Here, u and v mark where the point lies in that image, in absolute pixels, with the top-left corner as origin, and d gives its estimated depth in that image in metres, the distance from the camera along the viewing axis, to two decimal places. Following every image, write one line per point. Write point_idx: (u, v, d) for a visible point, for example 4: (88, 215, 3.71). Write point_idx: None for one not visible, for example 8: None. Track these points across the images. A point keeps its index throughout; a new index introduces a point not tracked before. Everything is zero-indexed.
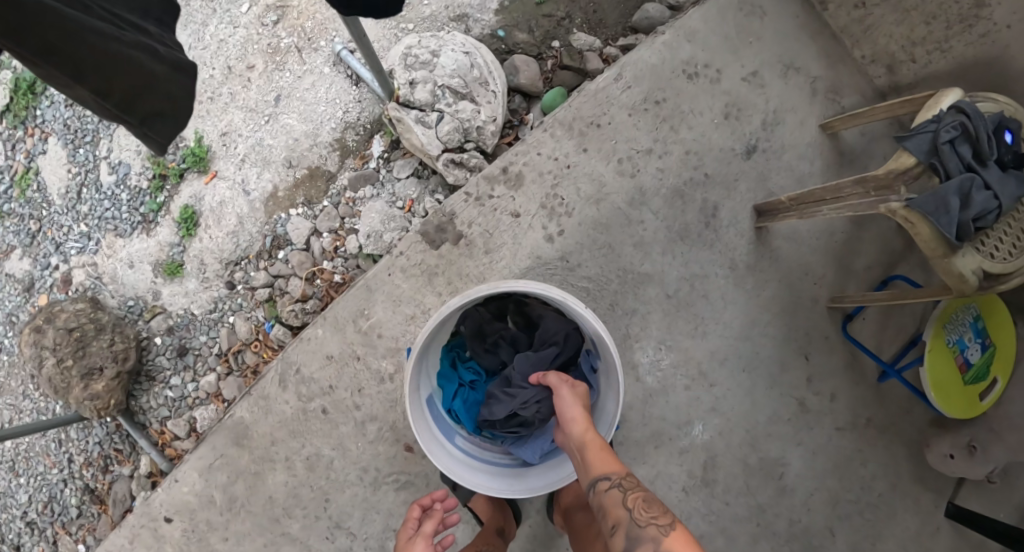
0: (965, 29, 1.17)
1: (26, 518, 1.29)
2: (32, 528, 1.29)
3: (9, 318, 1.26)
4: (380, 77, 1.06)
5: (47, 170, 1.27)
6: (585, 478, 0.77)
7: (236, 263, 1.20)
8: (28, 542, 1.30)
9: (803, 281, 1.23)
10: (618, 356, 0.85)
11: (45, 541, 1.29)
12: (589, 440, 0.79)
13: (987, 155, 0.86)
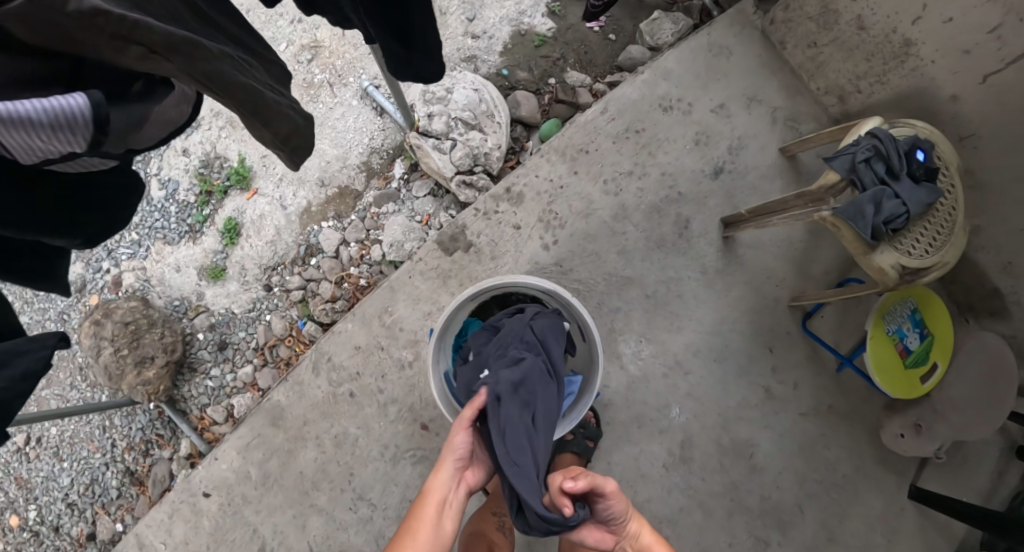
0: (898, 65, 1.33)
1: (68, 499, 1.38)
2: (73, 510, 1.38)
3: (60, 316, 1.40)
4: (405, 111, 1.28)
5: None
6: None
7: (274, 268, 1.39)
8: (67, 522, 1.37)
9: (766, 284, 1.41)
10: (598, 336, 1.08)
11: (83, 521, 1.37)
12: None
13: (897, 171, 1.05)
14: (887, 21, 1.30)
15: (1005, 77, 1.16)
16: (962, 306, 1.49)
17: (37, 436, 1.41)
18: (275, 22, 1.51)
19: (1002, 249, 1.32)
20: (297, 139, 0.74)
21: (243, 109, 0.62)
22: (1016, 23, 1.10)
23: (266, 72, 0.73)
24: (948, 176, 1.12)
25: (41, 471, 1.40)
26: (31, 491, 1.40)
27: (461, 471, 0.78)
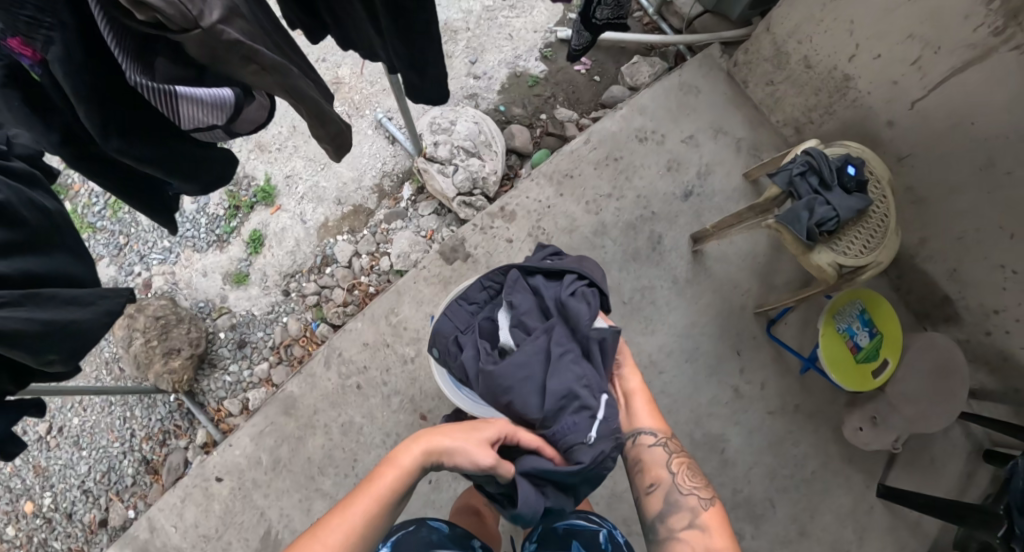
0: (842, 96, 1.47)
1: (83, 486, 1.42)
2: (87, 496, 1.42)
3: None
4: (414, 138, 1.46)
5: None
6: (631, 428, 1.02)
7: (293, 275, 1.54)
8: (81, 509, 1.41)
9: (732, 292, 1.55)
10: None
11: (96, 508, 1.41)
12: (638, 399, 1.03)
13: (829, 181, 1.22)
14: (828, 59, 1.44)
15: (929, 102, 1.31)
16: (921, 314, 1.58)
17: (59, 425, 1.47)
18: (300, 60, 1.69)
19: (946, 257, 1.44)
20: (343, 140, 0.94)
21: (310, 113, 0.84)
22: (931, 56, 1.26)
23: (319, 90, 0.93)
24: (880, 188, 1.27)
25: (60, 459, 1.44)
26: (49, 478, 1.44)
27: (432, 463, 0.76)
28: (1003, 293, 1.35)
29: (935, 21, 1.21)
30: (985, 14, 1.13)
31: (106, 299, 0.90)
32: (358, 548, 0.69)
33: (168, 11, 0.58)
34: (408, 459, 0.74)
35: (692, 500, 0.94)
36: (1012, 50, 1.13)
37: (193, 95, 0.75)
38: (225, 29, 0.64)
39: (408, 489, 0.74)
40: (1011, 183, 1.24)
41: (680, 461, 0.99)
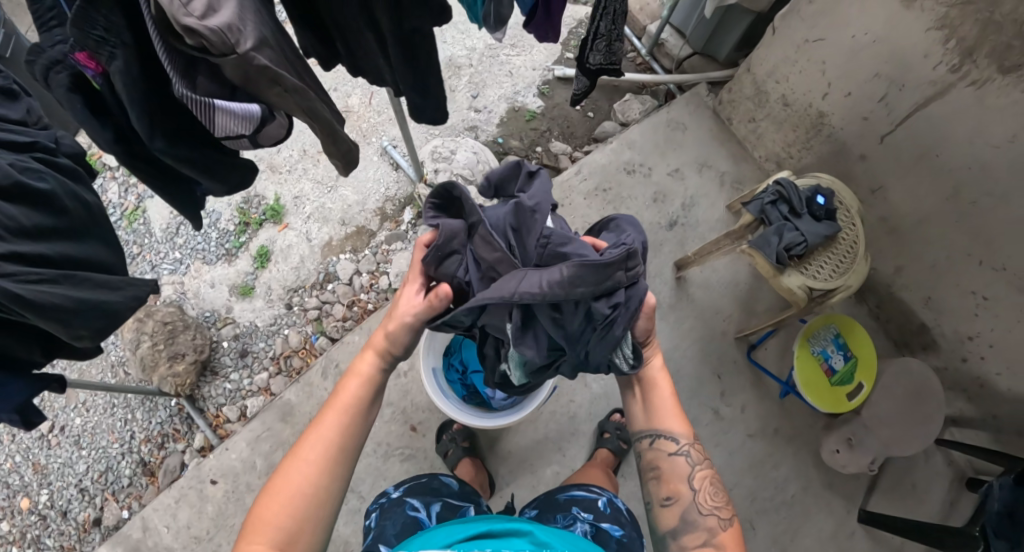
0: (818, 133, 1.55)
1: (80, 485, 1.46)
2: (83, 495, 1.45)
3: None
4: (415, 164, 1.52)
5: (152, 210, 1.62)
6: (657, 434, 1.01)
7: (296, 290, 1.59)
8: (76, 507, 1.44)
9: (714, 318, 1.61)
10: None
11: (91, 508, 1.45)
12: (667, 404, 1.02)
13: (798, 209, 1.29)
14: (804, 97, 1.52)
15: (897, 136, 1.39)
16: (900, 342, 1.62)
17: (61, 424, 1.50)
18: None
19: (921, 285, 1.49)
20: (351, 155, 1.01)
21: (323, 133, 0.93)
22: (897, 92, 1.34)
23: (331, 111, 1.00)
24: (849, 217, 1.35)
25: (59, 457, 1.47)
26: (46, 476, 1.47)
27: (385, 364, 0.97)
28: (976, 320, 1.40)
29: (899, 60, 1.30)
30: (942, 54, 1.23)
31: (130, 287, 1.01)
32: (345, 441, 0.88)
33: (210, 36, 0.71)
34: (366, 366, 0.94)
35: (711, 520, 0.94)
36: (969, 85, 1.22)
37: (227, 109, 0.83)
38: (256, 56, 0.77)
39: (373, 385, 0.94)
40: (977, 212, 1.31)
41: (705, 476, 0.98)
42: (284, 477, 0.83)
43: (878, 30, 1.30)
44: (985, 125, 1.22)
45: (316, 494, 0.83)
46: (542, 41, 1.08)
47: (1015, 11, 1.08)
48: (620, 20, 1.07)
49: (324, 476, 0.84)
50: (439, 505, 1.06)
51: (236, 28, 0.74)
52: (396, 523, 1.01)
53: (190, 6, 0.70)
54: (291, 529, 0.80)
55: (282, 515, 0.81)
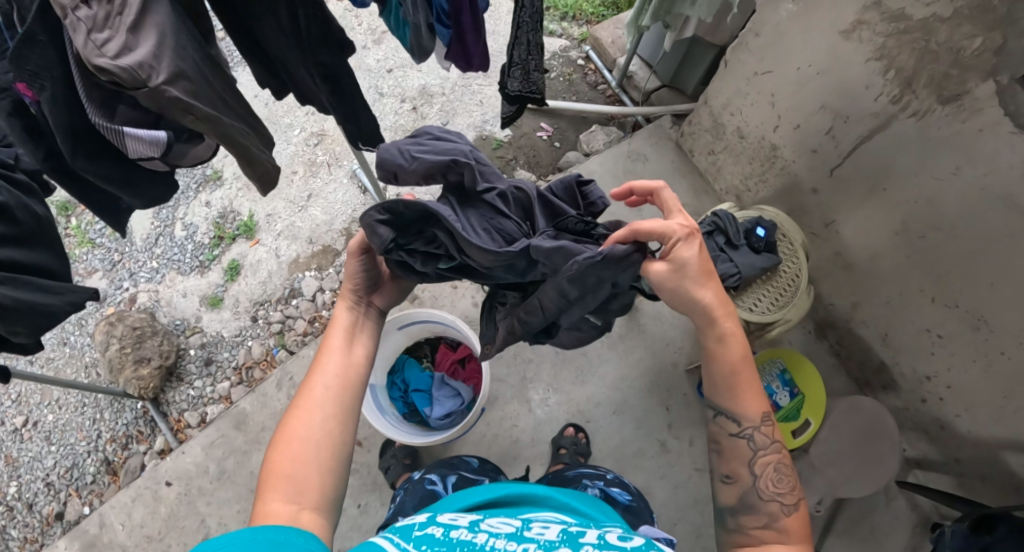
0: (772, 166, 1.54)
1: (47, 479, 1.55)
2: (49, 489, 1.54)
3: (79, 321, 1.64)
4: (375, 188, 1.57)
5: (135, 221, 1.73)
6: (732, 410, 0.92)
7: (262, 303, 1.66)
8: (41, 500, 1.54)
9: (665, 349, 1.59)
10: (485, 366, 1.37)
11: (55, 502, 1.53)
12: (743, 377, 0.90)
13: (734, 241, 1.30)
14: (757, 130, 1.51)
15: (845, 168, 1.37)
16: (861, 380, 1.57)
17: (34, 420, 1.61)
18: (290, 114, 1.83)
19: (877, 322, 1.44)
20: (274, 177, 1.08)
21: (238, 155, 1.01)
22: (843, 124, 1.33)
23: (259, 139, 1.08)
24: (791, 248, 1.33)
25: (30, 451, 1.58)
26: (17, 468, 1.57)
27: (361, 314, 1.01)
28: (932, 358, 1.34)
29: (843, 93, 1.30)
30: (883, 85, 1.22)
31: (72, 293, 1.10)
32: (337, 386, 0.91)
33: (121, 74, 0.78)
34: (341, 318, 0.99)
35: (772, 506, 0.88)
36: (910, 117, 1.21)
37: (136, 134, 0.90)
38: (169, 89, 0.84)
39: (354, 333, 0.99)
40: (926, 246, 1.27)
41: (771, 461, 0.91)
42: (286, 429, 0.86)
43: (821, 62, 1.30)
44: (930, 156, 1.21)
45: (319, 438, 0.86)
46: (468, 71, 1.15)
47: (950, 39, 1.08)
48: (536, 53, 1.21)
49: (322, 419, 0.87)
50: (454, 476, 1.27)
51: (148, 64, 0.81)
52: (416, 496, 1.21)
53: (103, 48, 0.77)
54: (302, 472, 0.82)
55: (291, 461, 0.83)
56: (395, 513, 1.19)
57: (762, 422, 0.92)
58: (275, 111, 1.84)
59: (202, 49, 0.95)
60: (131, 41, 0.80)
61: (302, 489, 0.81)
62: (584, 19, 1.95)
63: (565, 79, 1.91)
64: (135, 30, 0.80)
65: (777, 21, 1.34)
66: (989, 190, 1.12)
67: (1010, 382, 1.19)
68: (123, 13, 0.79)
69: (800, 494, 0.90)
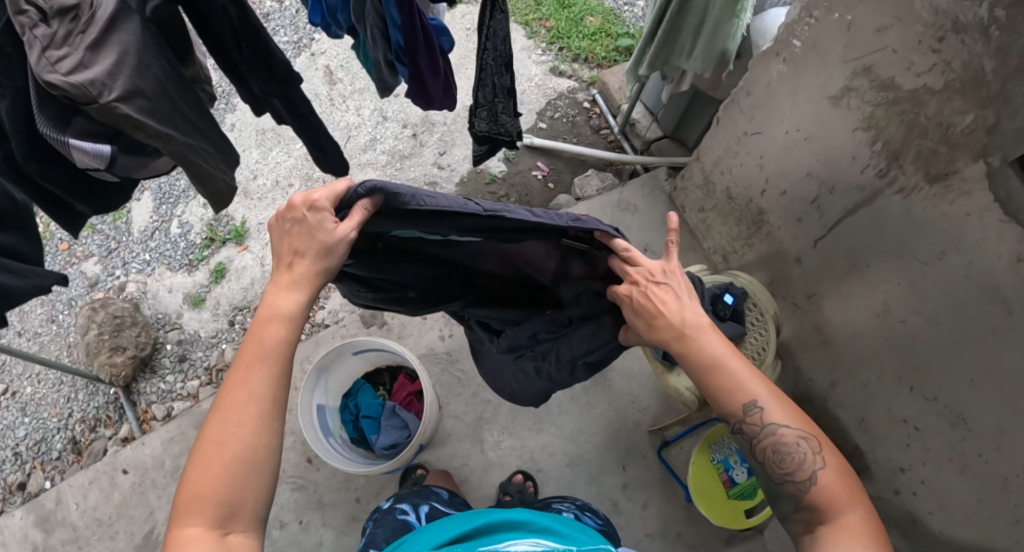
0: (759, 229, 1.52)
1: (16, 449, 1.62)
2: (16, 459, 1.61)
3: (71, 301, 1.74)
4: None
5: (136, 212, 1.83)
6: (719, 410, 0.87)
7: (241, 310, 1.70)
8: (7, 469, 1.61)
9: (629, 407, 1.55)
10: (431, 399, 1.38)
11: (19, 471, 1.60)
12: (711, 377, 0.86)
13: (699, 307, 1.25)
14: (746, 192, 1.50)
15: (829, 241, 1.35)
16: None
17: (13, 389, 1.70)
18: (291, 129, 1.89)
19: (854, 405, 1.43)
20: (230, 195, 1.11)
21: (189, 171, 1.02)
22: (828, 195, 1.30)
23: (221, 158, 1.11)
24: (760, 320, 1.31)
25: (5, 420, 1.66)
26: None
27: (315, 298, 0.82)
28: (908, 450, 1.33)
29: (829, 162, 1.27)
30: (869, 156, 1.19)
31: (38, 276, 1.04)
32: (278, 391, 0.77)
33: (71, 91, 0.81)
34: (287, 306, 0.79)
35: (789, 488, 0.85)
36: (896, 193, 1.17)
37: (81, 147, 0.89)
38: (121, 106, 0.86)
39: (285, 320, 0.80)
40: (907, 331, 1.25)
41: (770, 445, 0.85)
42: (207, 445, 0.72)
43: (809, 128, 1.28)
44: (913, 237, 1.18)
45: (258, 458, 0.73)
46: (427, 109, 1.19)
47: (939, 114, 1.04)
48: (505, 95, 1.21)
49: (264, 436, 0.74)
50: (427, 507, 1.25)
51: (101, 82, 0.84)
52: (388, 528, 1.16)
53: (57, 65, 0.81)
54: (234, 497, 0.71)
55: (218, 486, 0.71)
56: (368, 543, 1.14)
57: (746, 413, 0.85)
58: (284, 127, 1.93)
59: (178, 71, 0.99)
60: (87, 59, 0.83)
61: (232, 514, 0.71)
62: (595, 62, 1.95)
63: (568, 120, 1.91)
64: (96, 49, 0.84)
65: (767, 81, 1.32)
66: (973, 279, 1.08)
67: (985, 486, 1.17)
68: (85, 32, 0.83)
69: (818, 467, 0.83)
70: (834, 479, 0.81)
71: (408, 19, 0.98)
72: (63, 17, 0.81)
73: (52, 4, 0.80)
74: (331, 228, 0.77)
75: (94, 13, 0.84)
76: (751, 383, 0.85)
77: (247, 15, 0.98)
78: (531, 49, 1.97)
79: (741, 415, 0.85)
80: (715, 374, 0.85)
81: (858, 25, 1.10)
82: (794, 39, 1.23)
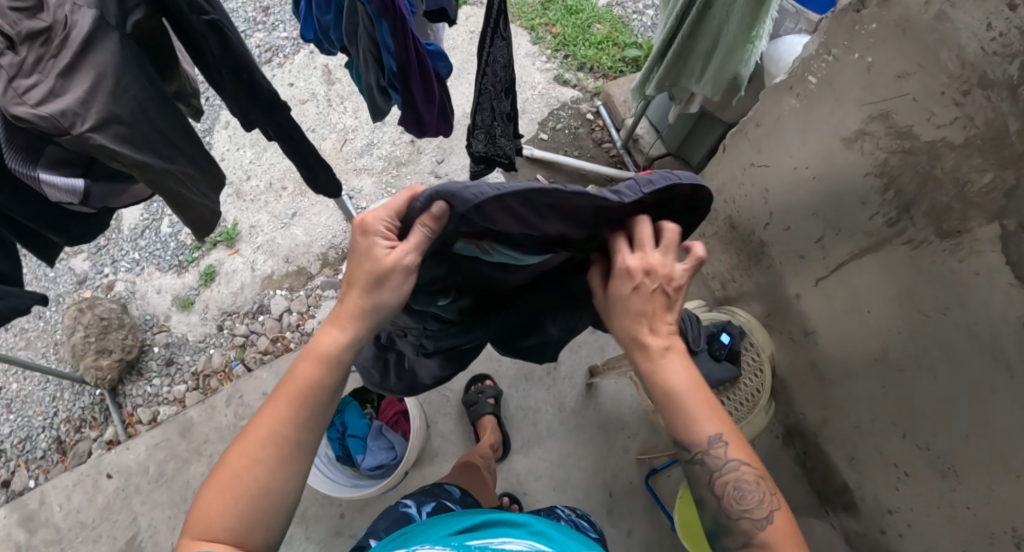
0: (759, 261, 1.48)
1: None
2: None
3: (57, 298, 1.71)
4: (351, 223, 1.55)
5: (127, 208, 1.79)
6: (679, 435, 0.79)
7: (229, 315, 1.68)
8: None
9: (618, 433, 1.54)
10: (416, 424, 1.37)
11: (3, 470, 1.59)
12: (681, 396, 0.78)
13: (693, 346, 1.23)
14: (749, 223, 1.46)
15: (831, 282, 1.32)
16: (822, 495, 1.54)
17: None
18: None
19: (845, 442, 1.42)
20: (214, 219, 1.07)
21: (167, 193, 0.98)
22: (833, 236, 1.27)
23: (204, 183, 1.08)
24: (756, 360, 1.29)
25: None
26: None
27: (362, 338, 0.73)
28: (896, 493, 1.32)
29: (836, 203, 1.23)
30: (880, 204, 1.15)
31: (16, 297, 1.01)
32: (306, 434, 0.71)
33: (41, 123, 0.77)
34: (326, 343, 0.72)
35: (744, 524, 0.77)
36: (904, 243, 1.13)
37: (52, 182, 0.86)
38: (95, 137, 0.83)
39: (327, 358, 0.72)
40: (904, 379, 1.23)
41: (729, 480, 0.78)
42: (224, 471, 0.68)
43: (818, 166, 1.23)
44: (917, 289, 1.14)
45: (270, 497, 0.68)
46: (422, 137, 1.15)
47: (956, 169, 1.00)
48: (505, 118, 1.14)
49: (279, 478, 0.69)
50: (433, 506, 1.05)
51: (73, 112, 0.79)
52: (388, 519, 1.00)
53: (25, 95, 0.76)
54: (241, 534, 0.67)
55: (226, 519, 0.66)
56: (366, 535, 0.97)
57: (710, 444, 0.78)
58: None
59: (159, 93, 0.94)
60: (59, 87, 0.79)
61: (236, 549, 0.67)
62: (601, 72, 1.89)
63: (571, 131, 1.85)
64: (68, 77, 0.79)
65: (777, 114, 1.27)
66: (976, 338, 1.05)
67: (973, 540, 1.16)
68: (57, 56, 0.78)
69: (775, 506, 0.77)
70: (788, 520, 0.76)
71: (401, 44, 0.93)
72: (33, 42, 0.76)
73: (21, 29, 0.75)
74: (383, 252, 0.66)
75: (68, 34, 0.78)
76: (719, 413, 0.78)
77: (230, 41, 0.94)
78: (536, 55, 1.91)
79: (704, 445, 0.77)
80: (682, 400, 0.78)
81: (878, 68, 1.05)
82: (809, 74, 1.18)
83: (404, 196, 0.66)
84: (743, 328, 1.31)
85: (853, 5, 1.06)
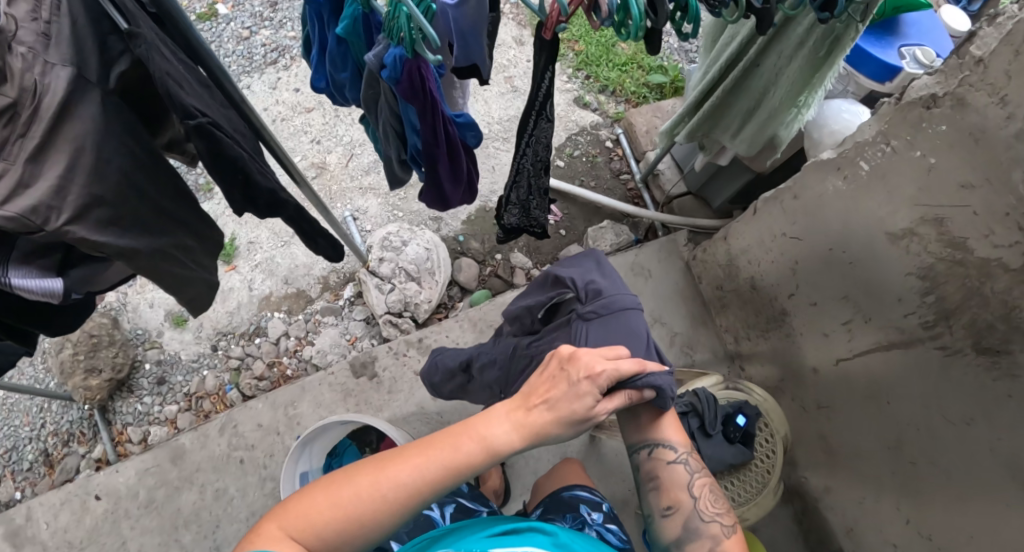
0: (778, 326, 1.44)
1: None
2: None
3: None
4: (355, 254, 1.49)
5: None
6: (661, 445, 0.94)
7: (225, 334, 1.64)
8: None
9: (618, 485, 1.51)
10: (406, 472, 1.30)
11: None
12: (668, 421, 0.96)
13: (707, 428, 1.20)
14: (771, 288, 1.41)
15: (852, 364, 1.28)
16: None
17: None
18: (294, 138, 1.80)
19: (845, 512, 1.38)
20: None
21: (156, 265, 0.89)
22: (862, 323, 1.22)
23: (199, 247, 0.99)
24: (769, 442, 1.26)
25: None
26: None
27: (527, 449, 0.74)
28: None
29: (869, 292, 1.17)
30: (917, 304, 1.09)
31: None
32: (432, 494, 0.71)
33: (9, 224, 0.69)
34: (502, 434, 0.72)
35: (714, 527, 0.88)
36: (937, 348, 1.08)
37: (25, 286, 0.80)
38: (72, 229, 0.74)
39: (492, 444, 0.72)
40: (915, 473, 1.19)
41: (700, 483, 0.93)
42: (354, 477, 0.70)
43: (855, 252, 1.17)
44: (943, 395, 1.10)
45: (373, 526, 0.68)
46: (444, 209, 1.08)
47: (1007, 292, 0.93)
48: (538, 194, 1.07)
49: (389, 516, 0.68)
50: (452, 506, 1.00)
51: (46, 206, 0.71)
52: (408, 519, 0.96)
53: None
54: (334, 542, 0.67)
55: (329, 521, 0.67)
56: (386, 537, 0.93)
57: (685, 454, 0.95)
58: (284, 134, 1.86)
59: (149, 160, 0.85)
60: (29, 173, 0.70)
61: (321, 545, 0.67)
62: (624, 96, 1.84)
63: (588, 160, 1.78)
64: (40, 159, 0.70)
65: (820, 192, 1.21)
66: (998, 455, 1.02)
67: None
68: (26, 135, 0.69)
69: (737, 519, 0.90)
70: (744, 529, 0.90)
71: (429, 127, 0.85)
72: None
73: None
74: (590, 403, 0.74)
75: (40, 103, 0.69)
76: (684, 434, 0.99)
77: (221, 148, 0.82)
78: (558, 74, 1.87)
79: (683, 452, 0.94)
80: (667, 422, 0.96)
81: (938, 172, 0.98)
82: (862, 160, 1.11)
83: (635, 367, 0.78)
84: (759, 407, 1.28)
85: (924, 100, 0.98)
